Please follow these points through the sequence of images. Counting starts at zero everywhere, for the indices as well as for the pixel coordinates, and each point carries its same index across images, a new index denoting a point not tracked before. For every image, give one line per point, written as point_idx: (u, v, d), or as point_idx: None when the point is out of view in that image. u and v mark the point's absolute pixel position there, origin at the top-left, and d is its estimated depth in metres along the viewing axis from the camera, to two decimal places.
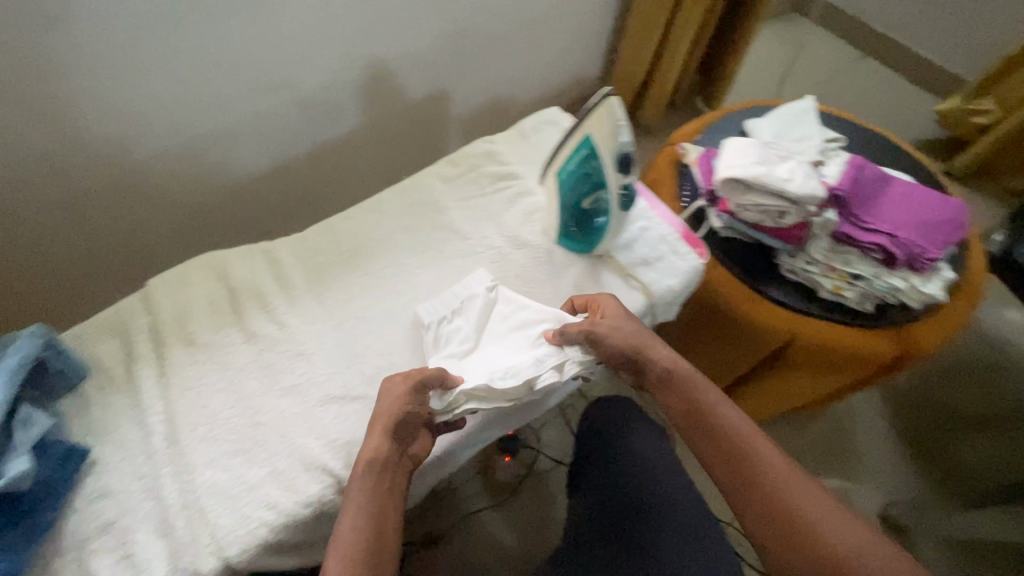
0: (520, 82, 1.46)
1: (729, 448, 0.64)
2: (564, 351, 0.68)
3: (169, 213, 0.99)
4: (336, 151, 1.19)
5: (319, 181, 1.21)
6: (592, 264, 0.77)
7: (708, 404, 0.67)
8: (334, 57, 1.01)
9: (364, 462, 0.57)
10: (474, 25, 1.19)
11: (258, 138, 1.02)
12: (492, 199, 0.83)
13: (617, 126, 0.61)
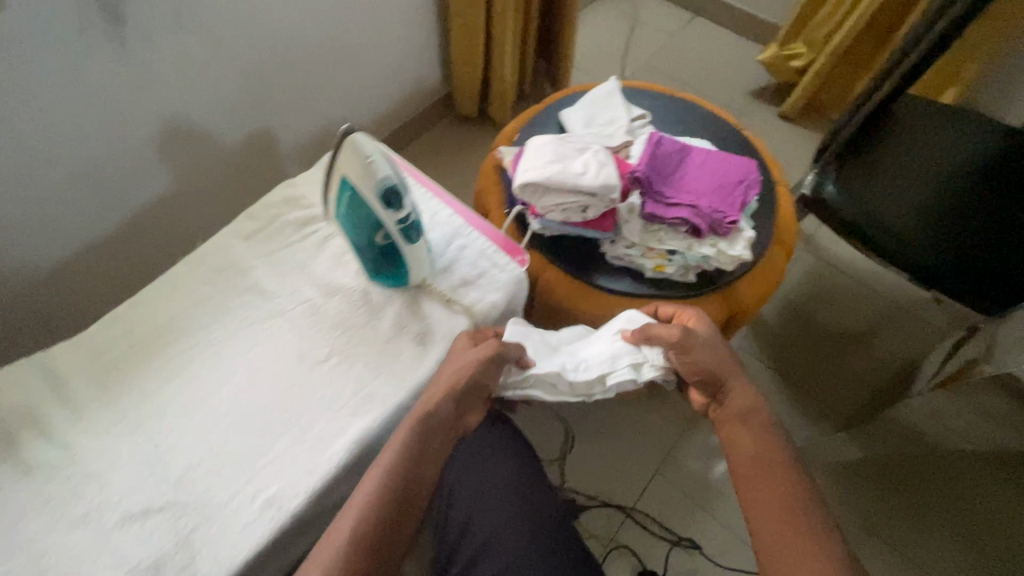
0: (353, 102, 1.40)
1: (766, 492, 0.58)
2: (644, 352, 0.70)
3: None
4: (147, 216, 1.09)
5: (136, 252, 1.11)
6: (411, 297, 0.74)
7: (770, 447, 0.62)
8: (101, 120, 0.92)
9: (396, 440, 0.61)
10: (275, 56, 1.13)
11: (31, 221, 0.92)
12: (297, 250, 0.78)
13: (367, 162, 0.58)
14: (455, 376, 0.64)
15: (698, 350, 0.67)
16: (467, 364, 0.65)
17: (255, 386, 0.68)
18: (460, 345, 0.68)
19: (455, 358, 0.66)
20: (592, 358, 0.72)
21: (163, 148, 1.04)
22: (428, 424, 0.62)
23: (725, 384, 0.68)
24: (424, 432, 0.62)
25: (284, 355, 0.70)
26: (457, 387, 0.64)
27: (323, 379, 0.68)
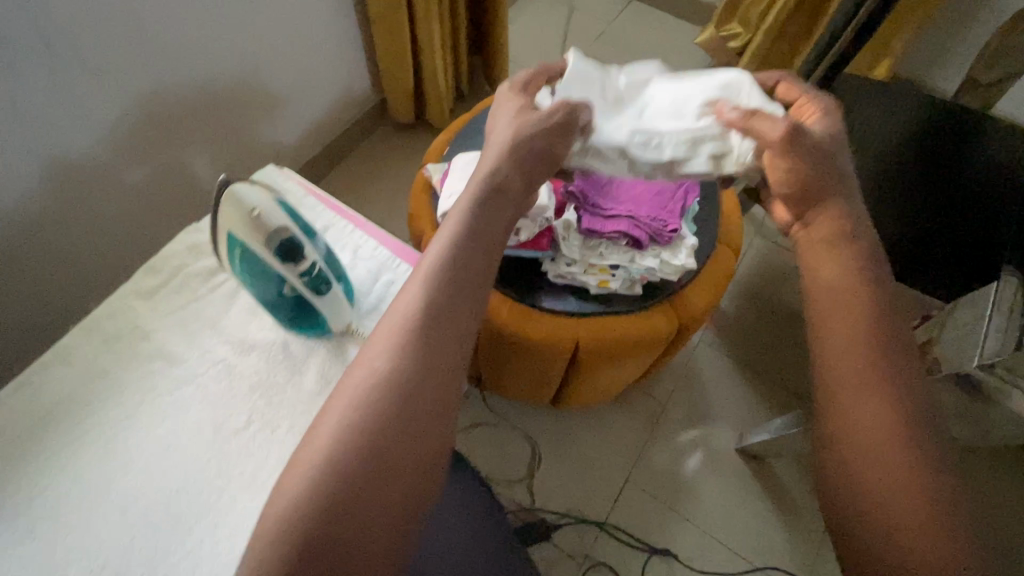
0: (276, 120, 1.31)
1: (852, 375, 0.50)
2: (728, 137, 0.68)
3: None
4: (47, 269, 0.99)
5: (39, 308, 1.00)
6: (336, 345, 0.68)
7: (867, 281, 0.54)
8: None
9: (416, 280, 0.49)
10: (177, 82, 1.03)
11: None
12: (206, 304, 0.70)
13: (252, 214, 0.51)
14: (514, 137, 0.61)
15: (793, 148, 0.60)
16: (539, 124, 0.62)
17: (164, 468, 0.60)
18: (511, 107, 0.66)
19: (511, 122, 0.63)
20: (669, 132, 0.69)
21: (55, 195, 0.94)
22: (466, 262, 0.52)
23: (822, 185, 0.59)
24: (458, 280, 0.50)
25: (197, 427, 0.63)
26: (518, 146, 0.61)
27: (242, 450, 0.62)
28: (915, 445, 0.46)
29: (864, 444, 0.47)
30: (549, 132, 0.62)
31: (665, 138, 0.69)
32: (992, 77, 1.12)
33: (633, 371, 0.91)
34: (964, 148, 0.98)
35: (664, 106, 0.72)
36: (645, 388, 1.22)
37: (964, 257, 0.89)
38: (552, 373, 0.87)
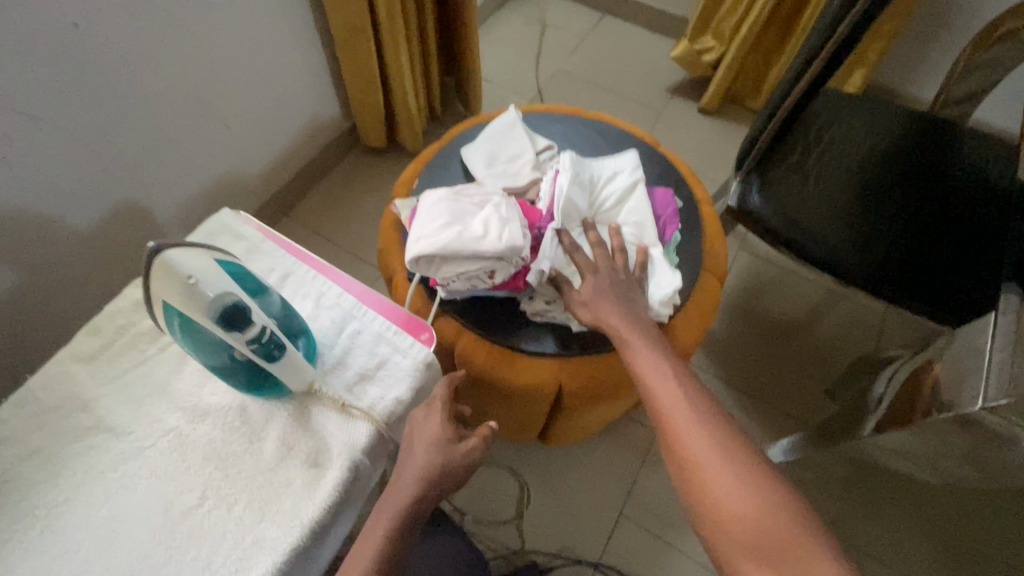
0: (239, 152, 1.25)
1: (676, 425, 0.53)
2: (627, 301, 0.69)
3: None
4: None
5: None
6: (300, 406, 0.63)
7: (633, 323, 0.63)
8: None
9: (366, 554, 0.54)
10: (127, 120, 0.98)
11: None
12: (156, 365, 0.65)
13: (190, 283, 0.46)
14: (436, 468, 0.58)
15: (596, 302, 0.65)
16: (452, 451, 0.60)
17: (107, 558, 0.54)
18: (427, 423, 0.62)
19: (424, 447, 0.60)
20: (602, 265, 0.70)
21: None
22: (388, 517, 0.56)
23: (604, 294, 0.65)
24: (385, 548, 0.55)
25: (145, 507, 0.57)
26: (439, 476, 0.58)
27: (194, 532, 0.56)
28: (734, 457, 0.49)
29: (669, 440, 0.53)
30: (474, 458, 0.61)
31: None
32: (964, 90, 1.10)
33: (621, 407, 0.87)
34: (943, 161, 0.97)
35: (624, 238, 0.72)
36: (634, 416, 1.18)
37: (961, 270, 0.86)
38: (533, 416, 0.82)
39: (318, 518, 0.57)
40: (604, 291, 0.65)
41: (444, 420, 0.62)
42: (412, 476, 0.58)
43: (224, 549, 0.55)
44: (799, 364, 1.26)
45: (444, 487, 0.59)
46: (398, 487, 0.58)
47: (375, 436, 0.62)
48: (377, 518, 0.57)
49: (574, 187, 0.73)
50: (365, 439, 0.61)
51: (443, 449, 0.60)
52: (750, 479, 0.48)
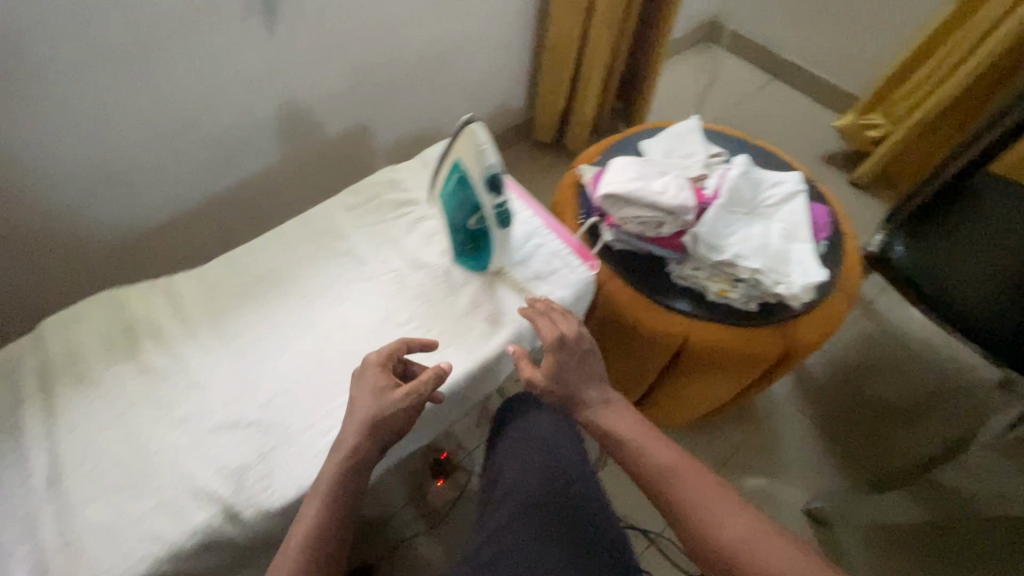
0: (444, 115, 1.51)
1: (686, 496, 0.64)
2: (765, 276, 0.80)
3: (75, 252, 1.01)
4: (252, 188, 1.21)
5: (240, 215, 1.23)
6: (488, 282, 0.81)
7: (614, 401, 0.75)
8: (240, 100, 1.05)
9: (318, 494, 0.60)
10: (387, 64, 1.25)
11: (169, 179, 1.06)
12: (394, 225, 0.87)
13: (481, 149, 0.66)
14: (372, 416, 0.63)
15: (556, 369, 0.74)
16: (388, 402, 0.64)
17: (339, 337, 0.75)
18: (362, 381, 0.66)
19: (362, 399, 0.64)
20: (751, 242, 0.82)
21: (278, 130, 1.16)
22: (325, 482, 0.60)
23: (566, 377, 0.74)
24: (327, 507, 0.59)
25: (369, 313, 0.77)
26: (376, 424, 0.63)
27: (400, 340, 0.75)
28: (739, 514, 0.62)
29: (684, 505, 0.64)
30: (409, 409, 0.65)
31: (747, 243, 0.82)
32: None
33: (727, 390, 0.97)
34: None
35: (775, 229, 0.84)
36: (717, 426, 1.25)
37: None
38: (652, 370, 0.94)
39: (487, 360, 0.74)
40: (568, 369, 0.74)
41: (377, 376, 0.66)
42: (351, 433, 0.62)
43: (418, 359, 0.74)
44: (903, 443, 1.25)
45: (371, 444, 0.63)
46: (334, 451, 0.62)
47: (539, 320, 0.78)
48: (312, 496, 0.60)
49: (742, 179, 0.87)
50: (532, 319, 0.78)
51: (376, 403, 0.64)
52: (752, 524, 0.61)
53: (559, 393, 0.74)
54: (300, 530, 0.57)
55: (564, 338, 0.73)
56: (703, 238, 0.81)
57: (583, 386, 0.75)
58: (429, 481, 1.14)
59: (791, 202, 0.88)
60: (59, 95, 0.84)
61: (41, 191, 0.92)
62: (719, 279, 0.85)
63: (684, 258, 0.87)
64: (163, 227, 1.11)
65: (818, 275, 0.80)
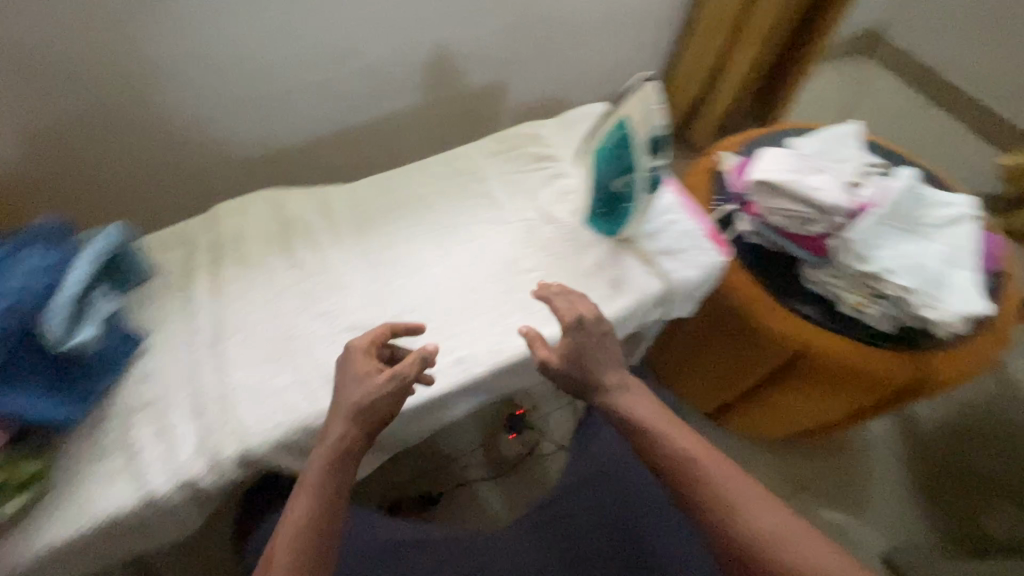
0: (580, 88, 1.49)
1: (709, 484, 0.58)
2: (916, 296, 0.75)
3: (231, 159, 1.07)
4: (390, 127, 1.22)
5: (381, 156, 1.27)
6: (616, 247, 0.81)
7: (635, 395, 0.66)
8: (401, 37, 1.06)
9: (311, 488, 0.55)
10: (541, 23, 1.24)
11: (324, 104, 1.08)
12: (530, 177, 0.89)
13: (651, 111, 0.66)
14: (359, 403, 0.59)
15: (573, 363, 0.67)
16: (367, 385, 0.60)
17: (468, 270, 0.78)
18: (347, 362, 0.63)
19: (350, 383, 0.61)
20: (907, 258, 0.76)
21: (426, 74, 1.17)
22: (317, 473, 0.56)
23: (585, 360, 0.67)
24: (317, 497, 0.55)
25: (498, 255, 0.80)
26: (363, 410, 0.59)
27: (523, 285, 0.77)
28: (764, 505, 0.56)
29: (704, 495, 0.57)
30: (390, 394, 0.60)
31: (903, 258, 0.76)
32: None
33: (833, 410, 0.93)
34: None
35: (937, 249, 0.78)
36: (802, 451, 1.19)
37: None
38: (756, 371, 0.92)
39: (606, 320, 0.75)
40: (588, 352, 0.67)
41: (364, 359, 0.63)
42: (341, 420, 0.59)
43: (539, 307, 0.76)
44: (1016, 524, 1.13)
45: (355, 429, 0.59)
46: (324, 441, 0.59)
47: (660, 294, 0.78)
48: (299, 490, 0.56)
49: (910, 190, 0.80)
50: (654, 292, 0.78)
51: (362, 385, 0.61)
52: (778, 518, 0.55)
53: (575, 377, 0.67)
54: (287, 525, 0.53)
55: (573, 322, 0.67)
56: (855, 244, 0.76)
57: (603, 371, 0.67)
58: (500, 433, 1.18)
59: (960, 225, 0.81)
60: (249, 10, 0.87)
61: (216, 99, 0.96)
62: (858, 290, 0.80)
63: (824, 261, 0.82)
64: (311, 153, 1.15)
65: (978, 310, 0.74)
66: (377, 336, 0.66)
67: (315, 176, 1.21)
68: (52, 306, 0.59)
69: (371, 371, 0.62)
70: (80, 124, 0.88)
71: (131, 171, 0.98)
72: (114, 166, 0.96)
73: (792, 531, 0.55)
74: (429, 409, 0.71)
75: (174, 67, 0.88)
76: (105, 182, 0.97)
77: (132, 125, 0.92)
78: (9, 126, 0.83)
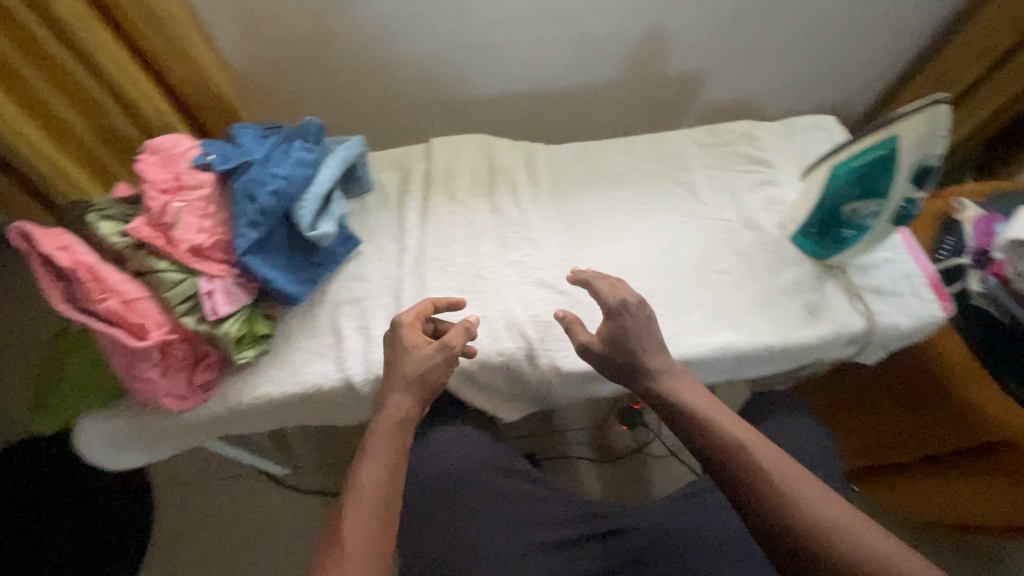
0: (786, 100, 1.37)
1: (746, 461, 0.54)
2: None
3: (437, 97, 1.14)
4: (584, 99, 1.21)
5: (566, 124, 1.27)
6: (821, 272, 0.76)
7: (684, 384, 0.63)
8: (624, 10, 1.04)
9: (381, 457, 0.57)
10: (770, 21, 1.14)
11: (530, 62, 1.10)
12: (739, 178, 0.85)
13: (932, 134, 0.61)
14: (413, 369, 0.61)
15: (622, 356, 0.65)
16: (422, 356, 0.61)
17: (657, 256, 0.77)
18: (395, 331, 0.63)
19: (400, 350, 0.62)
20: None
21: (634, 54, 1.14)
22: (384, 442, 0.58)
23: (632, 347, 0.63)
24: (383, 467, 0.56)
25: (691, 248, 0.78)
26: (418, 376, 0.61)
27: (712, 285, 0.75)
28: (809, 485, 0.52)
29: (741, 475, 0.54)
30: (437, 363, 0.62)
31: None
32: None
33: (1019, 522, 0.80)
34: None
35: None
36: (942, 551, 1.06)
37: None
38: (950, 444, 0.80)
39: (795, 343, 0.71)
40: (635, 340, 0.63)
41: (414, 328, 0.63)
42: (399, 389, 0.60)
43: (724, 311, 0.73)
44: None
45: (410, 399, 0.60)
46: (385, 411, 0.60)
47: (862, 332, 0.72)
48: (363, 461, 0.56)
49: None
50: (856, 329, 0.72)
51: (412, 353, 0.61)
52: (823, 498, 0.51)
53: (619, 368, 0.64)
54: (355, 496, 0.54)
55: (618, 304, 0.64)
56: None
57: (649, 358, 0.63)
58: (612, 422, 1.13)
59: None
60: None
61: (442, 39, 1.02)
62: None
63: None
64: (507, 107, 1.19)
65: None
66: (422, 309, 0.65)
67: (502, 130, 1.25)
68: (308, 200, 0.68)
69: (412, 330, 0.63)
70: (331, 34, 0.98)
71: (352, 89, 1.09)
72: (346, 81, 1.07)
73: (842, 515, 0.50)
74: (592, 380, 0.72)
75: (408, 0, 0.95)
76: (337, 91, 1.09)
77: (369, 48, 1.02)
78: (273, 30, 0.96)
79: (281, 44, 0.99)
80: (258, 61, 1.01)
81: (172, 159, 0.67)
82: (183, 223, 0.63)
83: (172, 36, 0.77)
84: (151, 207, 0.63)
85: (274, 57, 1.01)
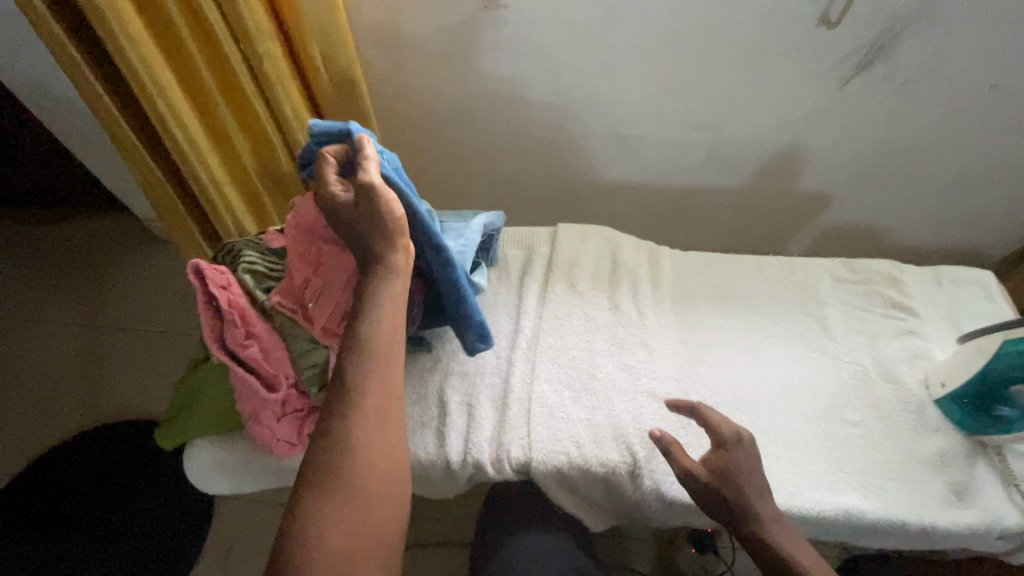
0: (917, 243, 1.27)
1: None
2: None
3: (559, 177, 1.17)
4: (702, 201, 1.20)
5: (678, 222, 1.26)
6: (970, 447, 0.68)
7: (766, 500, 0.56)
8: (765, 127, 1.02)
9: (376, 344, 0.50)
10: (916, 161, 1.07)
11: (657, 158, 1.11)
12: (877, 321, 0.79)
13: None
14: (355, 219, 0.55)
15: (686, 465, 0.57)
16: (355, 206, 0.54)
17: (778, 390, 0.73)
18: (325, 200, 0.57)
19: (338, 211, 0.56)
20: None
21: (763, 168, 1.11)
22: (355, 496, 0.45)
23: (739, 481, 0.56)
24: (351, 535, 0.44)
25: (817, 390, 0.73)
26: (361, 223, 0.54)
27: (840, 435, 0.69)
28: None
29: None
30: (364, 199, 0.53)
31: None
32: None
33: None
34: None
35: None
36: None
37: None
38: None
39: (936, 527, 0.63)
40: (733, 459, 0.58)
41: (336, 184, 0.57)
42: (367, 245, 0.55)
43: (852, 473, 0.67)
44: None
45: (399, 241, 0.54)
46: (348, 451, 0.46)
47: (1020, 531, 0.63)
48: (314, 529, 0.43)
49: None
50: (1012, 523, 0.63)
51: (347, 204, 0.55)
52: None
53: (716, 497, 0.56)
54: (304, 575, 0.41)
55: (733, 438, 0.59)
56: None
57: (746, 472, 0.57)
58: (681, 542, 1.01)
59: None
60: (651, 64, 0.94)
61: (579, 125, 1.06)
62: None
63: None
64: (625, 196, 1.20)
65: None
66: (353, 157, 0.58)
67: (612, 216, 1.26)
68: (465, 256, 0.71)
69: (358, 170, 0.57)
70: (480, 109, 1.04)
71: (481, 158, 1.14)
72: (481, 151, 1.13)
73: None
74: (692, 511, 0.67)
75: (553, 90, 1.00)
76: (470, 158, 1.15)
77: (511, 125, 1.07)
78: (429, 99, 1.03)
79: (430, 112, 1.06)
80: (407, 124, 1.09)
81: (312, 229, 0.65)
82: (319, 302, 0.63)
83: (348, 95, 0.85)
84: (294, 280, 0.64)
85: (420, 123, 1.08)
